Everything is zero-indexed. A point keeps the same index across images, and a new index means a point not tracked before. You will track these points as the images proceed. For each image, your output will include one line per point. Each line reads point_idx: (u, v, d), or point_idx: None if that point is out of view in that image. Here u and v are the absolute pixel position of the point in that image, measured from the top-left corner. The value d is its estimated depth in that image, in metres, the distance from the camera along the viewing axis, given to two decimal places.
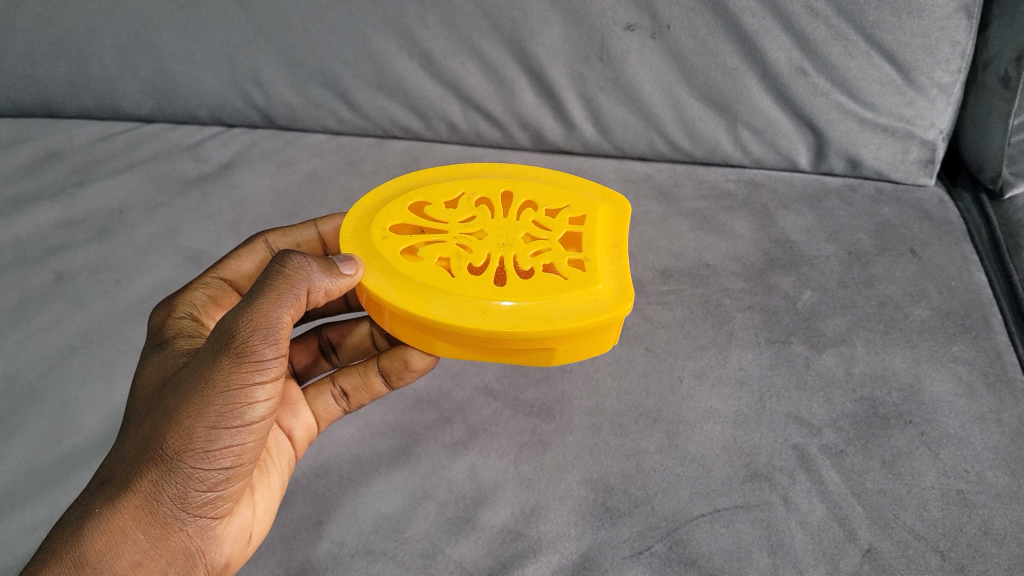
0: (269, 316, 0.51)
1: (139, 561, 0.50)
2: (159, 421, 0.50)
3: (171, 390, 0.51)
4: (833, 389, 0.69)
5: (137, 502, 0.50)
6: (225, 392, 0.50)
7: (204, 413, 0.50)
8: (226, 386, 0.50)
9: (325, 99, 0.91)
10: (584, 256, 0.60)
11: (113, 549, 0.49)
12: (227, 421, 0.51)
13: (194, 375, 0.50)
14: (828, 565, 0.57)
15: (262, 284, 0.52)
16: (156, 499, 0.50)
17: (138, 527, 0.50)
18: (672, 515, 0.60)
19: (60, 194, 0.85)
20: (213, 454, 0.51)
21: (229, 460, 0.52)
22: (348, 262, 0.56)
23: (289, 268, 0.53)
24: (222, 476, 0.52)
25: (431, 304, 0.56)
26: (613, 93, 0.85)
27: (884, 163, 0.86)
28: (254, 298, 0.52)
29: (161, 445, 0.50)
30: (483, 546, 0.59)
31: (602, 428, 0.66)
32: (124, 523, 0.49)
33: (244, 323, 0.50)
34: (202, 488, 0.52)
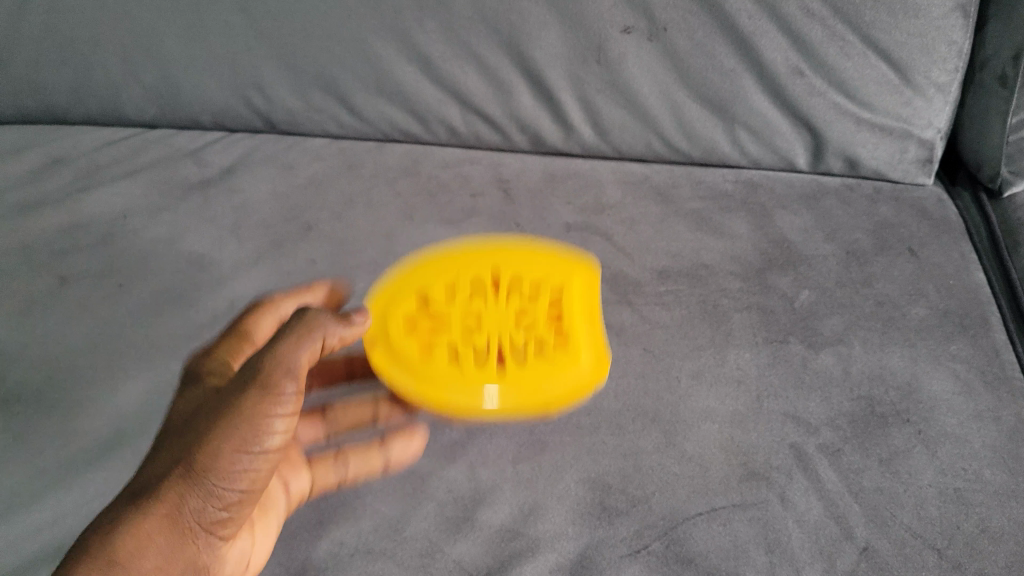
0: (290, 355, 0.54)
1: (157, 571, 0.50)
2: (189, 441, 0.52)
3: (203, 416, 0.53)
4: (831, 388, 0.69)
5: (162, 512, 0.51)
6: (249, 417, 0.52)
7: (230, 433, 0.52)
8: (249, 412, 0.52)
9: (324, 103, 0.91)
10: (568, 325, 0.65)
11: (134, 554, 0.49)
12: (249, 445, 0.52)
13: (223, 403, 0.53)
14: (824, 564, 0.59)
15: (285, 330, 0.56)
16: (178, 511, 0.51)
17: (159, 536, 0.50)
18: (669, 514, 0.62)
19: (65, 199, 0.86)
20: (234, 473, 0.52)
21: (247, 483, 0.53)
22: (359, 314, 0.60)
23: (309, 318, 0.57)
24: (239, 496, 0.53)
25: (448, 393, 0.60)
26: (611, 94, 0.85)
27: (882, 162, 0.85)
28: (275, 341, 0.55)
29: (188, 460, 0.51)
30: (483, 545, 0.60)
31: (600, 428, 0.67)
32: (147, 530, 0.50)
33: (269, 360, 0.54)
34: (219, 506, 0.52)
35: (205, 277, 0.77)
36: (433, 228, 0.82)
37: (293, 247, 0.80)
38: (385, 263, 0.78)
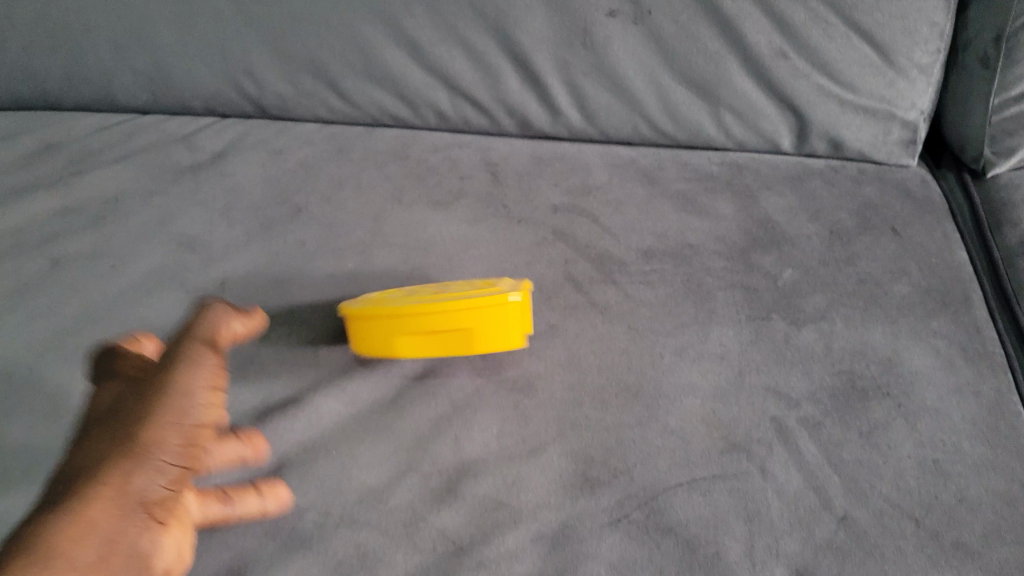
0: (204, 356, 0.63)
1: (110, 540, 0.50)
2: (117, 430, 0.56)
3: (123, 417, 0.57)
4: (812, 363, 0.70)
5: (109, 487, 0.52)
6: (182, 393, 0.59)
7: (166, 416, 0.57)
8: (182, 391, 0.59)
9: (315, 88, 0.92)
10: (499, 295, 0.69)
11: (86, 524, 0.49)
12: (182, 417, 0.58)
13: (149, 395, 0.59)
14: (802, 532, 0.60)
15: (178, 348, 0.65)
16: (124, 482, 0.53)
17: (108, 506, 0.51)
18: (650, 485, 0.62)
19: (59, 183, 0.87)
20: (172, 444, 0.56)
21: (183, 458, 0.56)
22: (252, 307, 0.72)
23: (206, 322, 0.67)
24: (177, 472, 0.56)
25: (400, 327, 0.68)
26: (597, 78, 0.86)
27: (866, 143, 0.86)
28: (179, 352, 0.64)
29: (133, 437, 0.55)
30: (466, 515, 0.61)
31: (583, 402, 0.68)
32: (98, 506, 0.50)
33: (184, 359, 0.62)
34: (159, 478, 0.55)
35: (194, 259, 0.79)
36: (421, 210, 0.83)
37: (282, 229, 0.81)
38: (373, 244, 0.80)
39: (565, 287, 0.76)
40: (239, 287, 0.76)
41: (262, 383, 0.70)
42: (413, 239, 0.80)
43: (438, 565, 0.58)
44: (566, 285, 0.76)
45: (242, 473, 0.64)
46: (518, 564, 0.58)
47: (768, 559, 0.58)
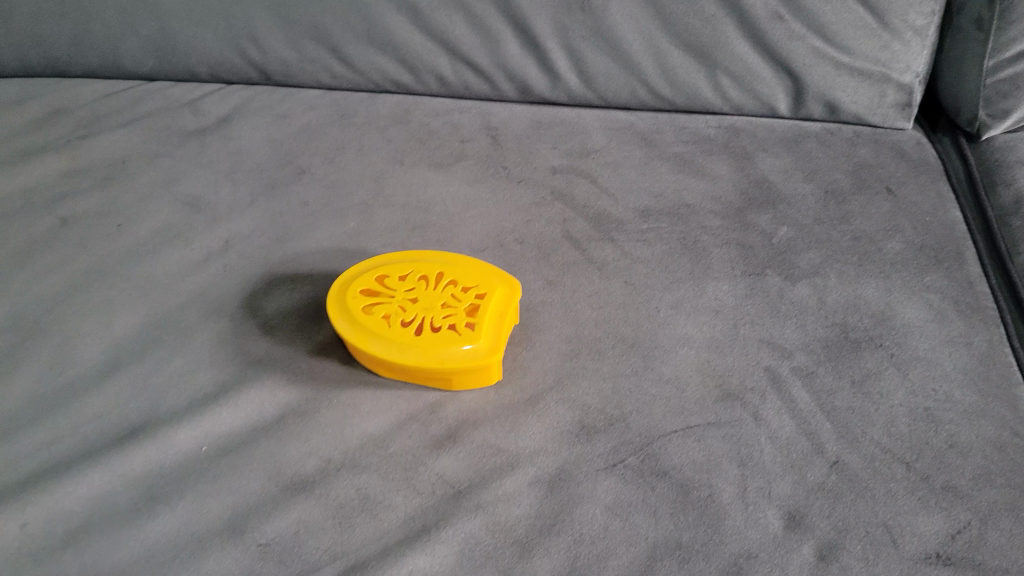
0: None
1: None
2: None
3: None
4: (806, 316, 0.71)
5: None
6: None
7: None
8: None
9: (318, 54, 0.94)
10: (476, 322, 0.67)
11: None
12: None
13: None
14: (795, 476, 0.61)
15: None
16: None
17: None
18: (645, 432, 0.64)
19: (66, 146, 0.89)
20: None
21: None
22: None
23: None
24: None
25: (371, 342, 0.66)
26: (595, 42, 0.87)
27: (861, 106, 0.87)
28: None
29: None
30: (465, 460, 0.62)
31: (580, 353, 0.69)
32: None
33: None
34: None
35: (200, 218, 0.81)
36: (422, 170, 0.85)
37: (285, 189, 0.84)
38: (374, 204, 0.81)
39: (563, 244, 0.77)
40: (242, 247, 0.78)
41: (264, 338, 0.70)
42: (414, 199, 0.82)
43: (437, 507, 0.60)
44: (563, 243, 0.77)
45: (245, 423, 0.65)
46: (515, 507, 0.59)
47: (760, 501, 0.59)
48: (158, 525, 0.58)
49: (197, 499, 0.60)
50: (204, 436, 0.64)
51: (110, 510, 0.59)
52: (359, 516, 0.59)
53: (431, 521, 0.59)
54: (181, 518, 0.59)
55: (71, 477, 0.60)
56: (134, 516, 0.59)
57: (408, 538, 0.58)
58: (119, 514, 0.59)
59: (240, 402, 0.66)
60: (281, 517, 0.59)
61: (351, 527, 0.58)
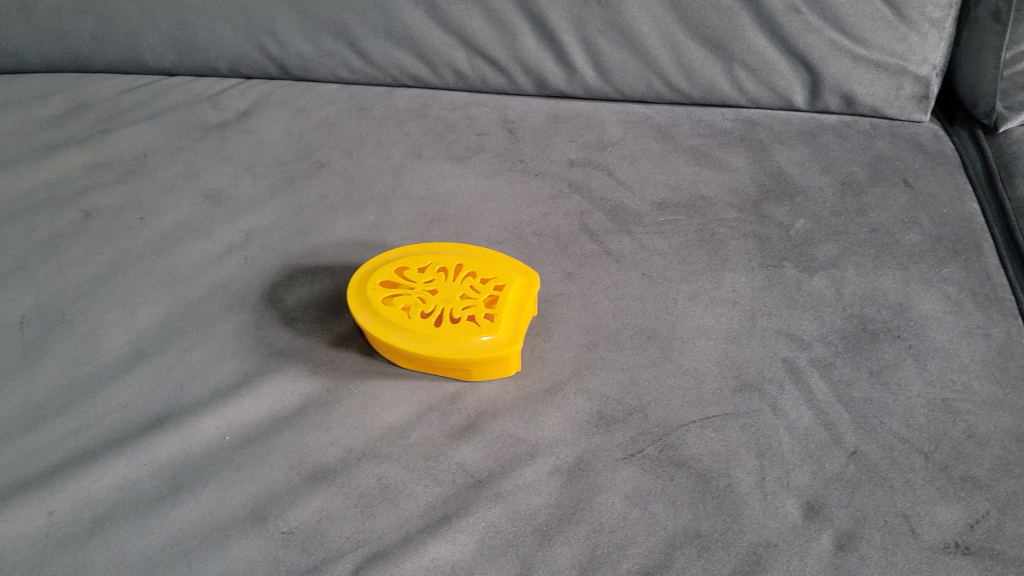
0: None
1: None
2: None
3: None
4: (823, 307, 0.71)
5: None
6: None
7: None
8: None
9: (336, 48, 0.94)
10: (495, 313, 0.68)
11: None
12: None
13: None
14: (813, 466, 0.61)
15: None
16: None
17: None
18: (664, 422, 0.64)
19: (89, 140, 0.90)
20: None
21: None
22: None
23: None
24: None
25: (392, 333, 0.66)
26: (612, 35, 0.87)
27: (878, 99, 0.87)
28: None
29: None
30: (485, 449, 0.63)
31: (598, 344, 0.69)
32: None
33: None
34: None
35: (221, 211, 0.82)
36: (440, 164, 0.86)
37: (305, 183, 0.84)
38: (393, 197, 0.82)
39: (580, 236, 0.78)
40: (262, 240, 0.79)
41: (285, 329, 0.71)
42: (432, 191, 0.83)
43: (458, 496, 0.60)
44: (581, 235, 0.78)
45: (268, 413, 0.65)
46: (535, 496, 0.60)
47: (779, 491, 0.60)
48: (183, 512, 0.59)
49: (221, 487, 0.61)
50: (227, 426, 0.64)
51: (136, 498, 0.60)
52: (381, 504, 0.60)
53: (452, 510, 0.59)
54: (205, 506, 0.59)
55: (97, 465, 0.61)
56: (160, 503, 0.60)
57: (430, 526, 0.58)
58: (145, 503, 0.59)
59: (261, 392, 0.66)
60: (304, 505, 0.59)
61: (373, 516, 0.59)
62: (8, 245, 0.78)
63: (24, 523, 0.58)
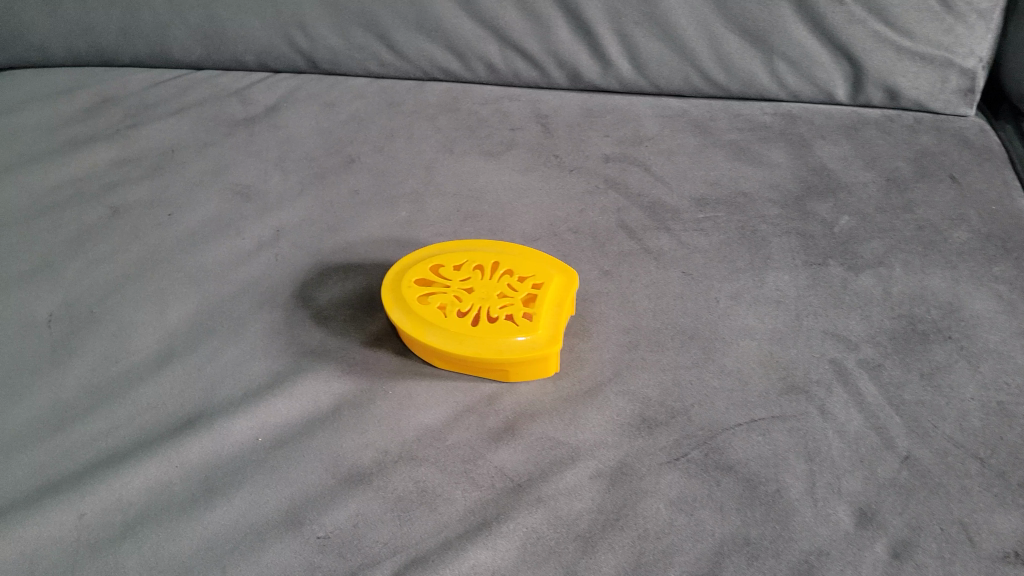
0: None
1: None
2: None
3: None
4: (871, 307, 0.69)
5: None
6: None
7: None
8: None
9: (366, 41, 0.94)
10: (534, 312, 0.66)
11: None
12: None
13: None
14: (865, 471, 0.59)
15: None
16: None
17: None
18: (708, 425, 0.62)
19: (115, 135, 0.90)
20: None
21: None
22: None
23: None
24: None
25: (428, 333, 0.65)
26: (648, 27, 0.86)
27: (922, 92, 0.85)
28: None
29: None
30: (525, 452, 0.61)
31: (638, 344, 0.68)
32: None
33: None
34: None
35: (251, 207, 0.81)
36: (473, 159, 0.85)
37: (336, 178, 0.84)
38: (426, 193, 0.81)
39: (618, 233, 0.76)
40: (293, 236, 0.78)
41: (318, 328, 0.69)
42: (465, 187, 0.82)
43: (497, 501, 0.58)
44: (619, 232, 0.76)
45: (302, 414, 0.64)
46: (577, 501, 0.58)
47: (830, 497, 0.57)
48: (216, 516, 0.57)
49: (255, 490, 0.59)
50: (260, 427, 0.63)
51: (168, 502, 0.58)
52: (418, 509, 0.58)
53: (491, 515, 0.57)
54: (239, 510, 0.58)
55: (128, 468, 0.59)
56: (192, 506, 0.58)
57: (469, 532, 0.56)
58: (177, 506, 0.58)
59: (295, 393, 0.65)
60: (340, 509, 0.57)
61: (410, 520, 0.57)
62: (37, 240, 0.78)
63: (54, 527, 0.57)
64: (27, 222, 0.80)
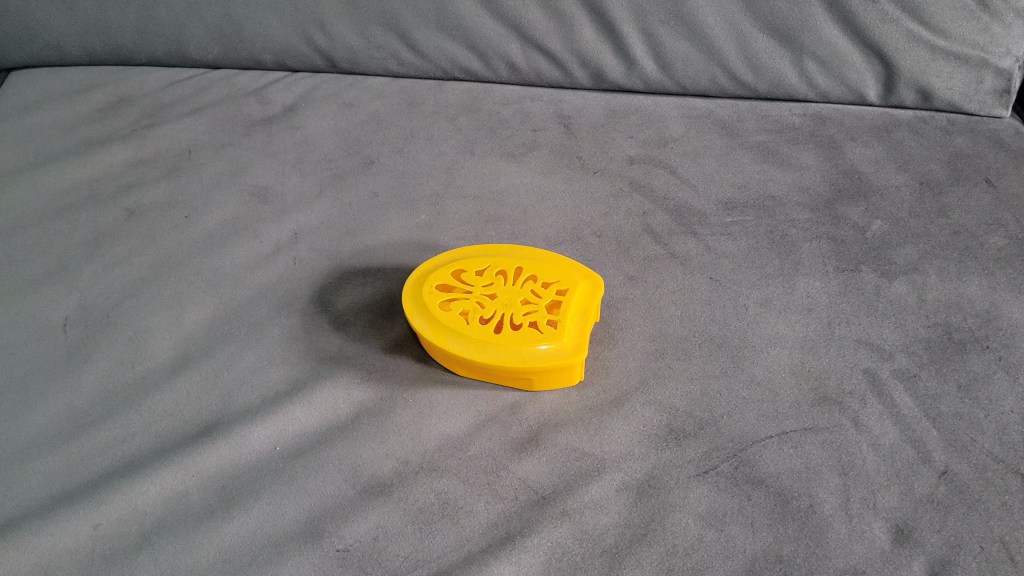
0: None
1: None
2: None
3: None
4: (905, 315, 0.67)
5: None
6: None
7: None
8: None
9: (386, 40, 0.93)
10: (558, 320, 0.64)
11: None
12: None
13: None
14: (901, 486, 0.56)
15: None
16: None
17: None
18: (738, 437, 0.59)
19: (131, 136, 0.89)
20: None
21: None
22: None
23: None
24: None
25: (450, 340, 0.63)
26: (674, 26, 0.84)
27: (956, 93, 0.83)
28: None
29: None
30: (548, 463, 0.59)
31: (665, 352, 0.66)
32: None
33: None
34: None
35: (268, 209, 0.80)
36: (494, 160, 0.84)
37: (355, 179, 0.82)
38: (446, 195, 0.80)
39: (643, 238, 0.75)
40: (311, 239, 0.76)
41: (337, 334, 0.68)
42: (487, 189, 0.80)
43: (521, 514, 0.56)
44: (644, 236, 0.75)
45: (320, 422, 0.62)
46: (604, 515, 0.55)
47: (865, 513, 0.55)
48: (233, 527, 0.55)
49: (272, 501, 0.57)
50: (277, 435, 0.61)
51: (184, 512, 0.56)
52: (440, 522, 0.55)
53: (515, 529, 0.55)
54: (256, 521, 0.56)
55: (144, 476, 0.58)
56: (208, 517, 0.56)
57: (492, 546, 0.54)
58: (193, 516, 0.56)
59: (313, 401, 0.63)
60: (359, 521, 0.55)
61: (431, 533, 0.55)
62: (52, 242, 0.77)
63: (68, 538, 0.55)
64: (42, 224, 0.79)
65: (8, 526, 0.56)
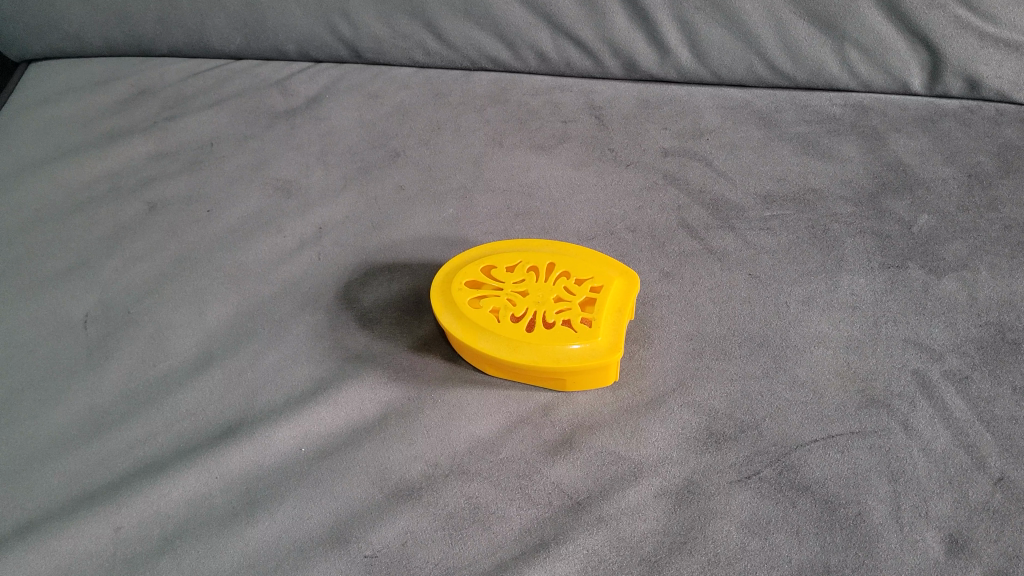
0: None
1: None
2: None
3: None
4: (956, 314, 0.64)
5: None
6: None
7: None
8: None
9: (412, 29, 0.91)
10: (593, 319, 0.62)
11: None
12: None
13: None
14: (954, 493, 0.53)
15: None
16: None
17: None
18: (781, 441, 0.57)
19: (152, 128, 0.88)
20: None
21: None
22: None
23: None
24: None
25: (481, 339, 0.61)
26: (710, 13, 0.82)
27: (1006, 82, 0.80)
28: None
29: None
30: (583, 469, 0.56)
31: (703, 352, 0.63)
32: None
33: None
34: None
35: (292, 203, 0.78)
36: (523, 152, 0.81)
37: (381, 171, 0.80)
38: (474, 188, 0.78)
39: (679, 233, 0.72)
40: (336, 234, 0.74)
41: (363, 332, 0.66)
42: (516, 183, 0.78)
43: (555, 520, 0.53)
44: (679, 231, 0.72)
45: (346, 423, 0.60)
46: (641, 522, 0.53)
47: (917, 522, 0.52)
48: (257, 532, 0.53)
49: (298, 505, 0.55)
50: (302, 437, 0.59)
51: (207, 515, 0.55)
52: (471, 528, 0.53)
53: (549, 536, 0.52)
54: (281, 525, 0.54)
55: (167, 478, 0.56)
56: (232, 521, 0.54)
57: (525, 553, 0.52)
58: (217, 520, 0.54)
59: (339, 401, 0.61)
60: (387, 526, 0.53)
61: (463, 540, 0.52)
62: (72, 237, 0.75)
63: (89, 540, 0.53)
64: (61, 219, 0.77)
65: (27, 528, 0.54)
